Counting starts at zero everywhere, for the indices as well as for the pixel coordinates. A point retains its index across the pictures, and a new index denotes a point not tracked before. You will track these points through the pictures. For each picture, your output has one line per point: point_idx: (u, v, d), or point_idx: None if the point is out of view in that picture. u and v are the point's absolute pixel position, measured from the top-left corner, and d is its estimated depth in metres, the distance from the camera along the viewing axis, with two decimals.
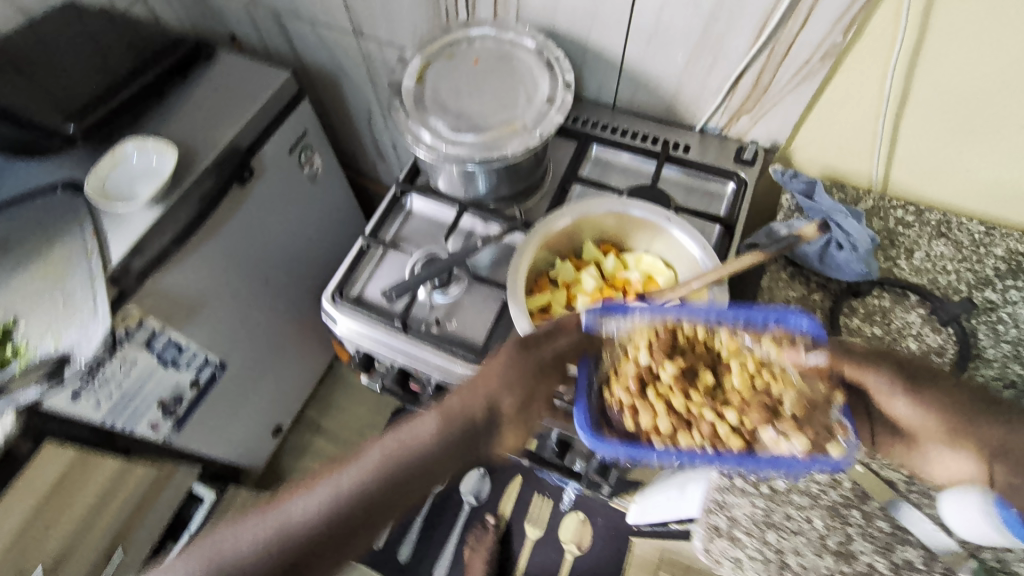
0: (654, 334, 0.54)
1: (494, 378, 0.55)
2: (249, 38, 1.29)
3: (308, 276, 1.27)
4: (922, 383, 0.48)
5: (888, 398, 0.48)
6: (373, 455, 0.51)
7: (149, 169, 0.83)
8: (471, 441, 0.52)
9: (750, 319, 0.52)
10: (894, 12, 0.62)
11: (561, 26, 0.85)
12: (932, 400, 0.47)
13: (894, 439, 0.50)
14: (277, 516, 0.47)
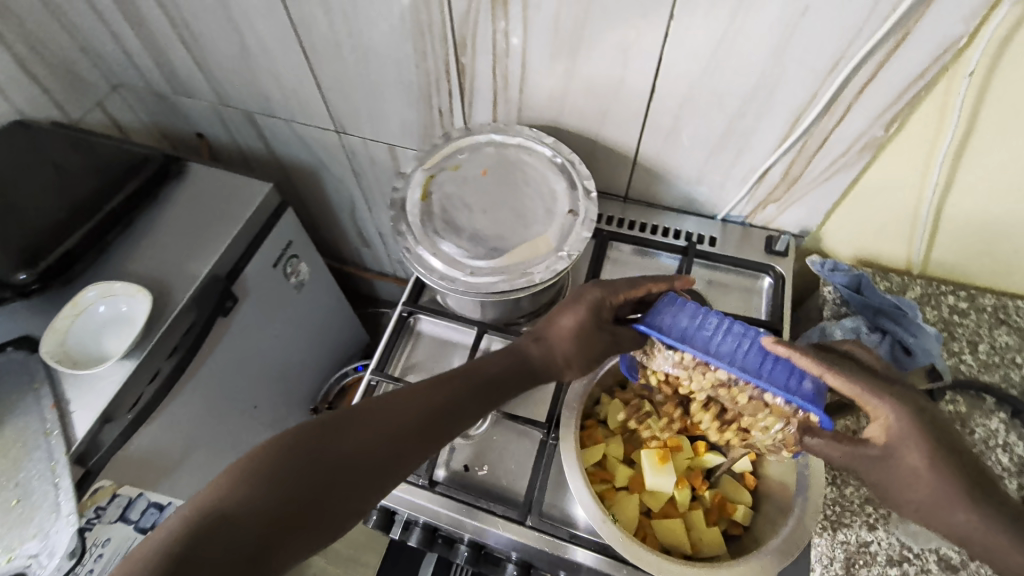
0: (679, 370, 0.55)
1: (509, 351, 0.59)
2: (219, 136, 1.20)
3: (297, 387, 1.16)
4: (909, 470, 0.46)
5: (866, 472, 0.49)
6: (370, 413, 0.51)
7: (119, 317, 0.75)
8: (458, 421, 0.54)
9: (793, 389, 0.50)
10: (940, 109, 0.59)
11: (567, 125, 0.79)
12: (909, 483, 0.46)
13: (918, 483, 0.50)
14: (279, 462, 0.47)
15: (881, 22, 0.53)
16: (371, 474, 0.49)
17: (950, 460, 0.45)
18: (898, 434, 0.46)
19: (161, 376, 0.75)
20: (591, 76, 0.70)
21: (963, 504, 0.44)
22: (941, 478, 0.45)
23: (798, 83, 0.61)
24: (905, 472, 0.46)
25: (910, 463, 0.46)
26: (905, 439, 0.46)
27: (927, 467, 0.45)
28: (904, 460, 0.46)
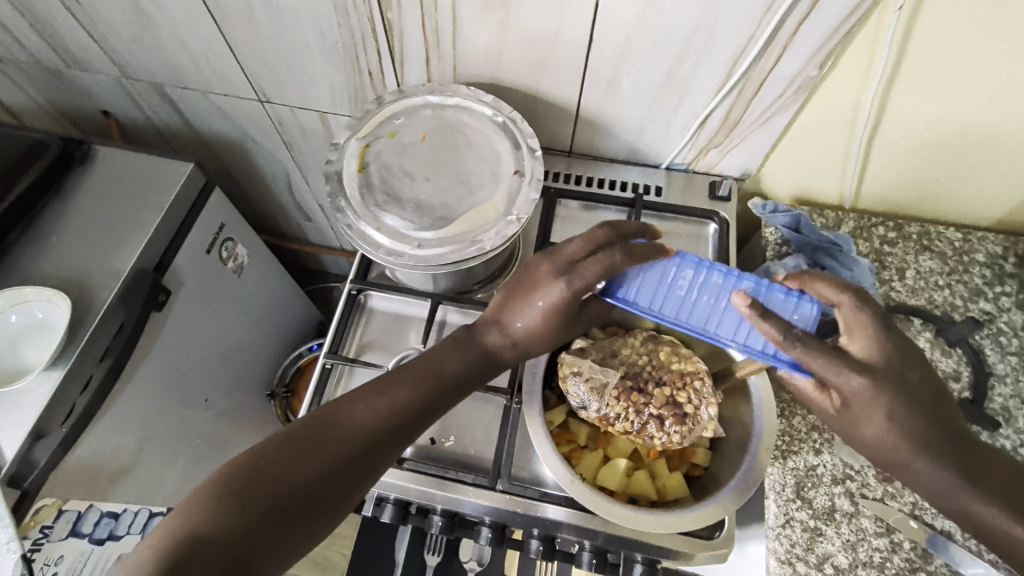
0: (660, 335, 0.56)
1: (470, 338, 0.57)
2: (128, 114, 1.09)
3: (248, 375, 1.11)
4: (875, 434, 0.45)
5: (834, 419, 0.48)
6: (338, 422, 0.50)
7: (36, 325, 0.69)
8: (427, 416, 0.54)
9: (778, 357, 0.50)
10: (872, 44, 0.60)
11: (506, 80, 0.75)
12: (875, 441, 0.45)
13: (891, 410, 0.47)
14: (253, 480, 0.45)
15: None
16: (343, 481, 0.48)
17: (914, 421, 0.44)
18: (861, 405, 0.44)
19: (95, 385, 0.70)
20: (527, 27, 0.67)
21: (921, 462, 0.45)
22: (905, 442, 0.44)
23: (734, 27, 0.61)
24: (872, 434, 0.45)
25: (874, 427, 0.45)
26: (869, 408, 0.44)
27: (892, 432, 0.44)
28: (870, 424, 0.45)
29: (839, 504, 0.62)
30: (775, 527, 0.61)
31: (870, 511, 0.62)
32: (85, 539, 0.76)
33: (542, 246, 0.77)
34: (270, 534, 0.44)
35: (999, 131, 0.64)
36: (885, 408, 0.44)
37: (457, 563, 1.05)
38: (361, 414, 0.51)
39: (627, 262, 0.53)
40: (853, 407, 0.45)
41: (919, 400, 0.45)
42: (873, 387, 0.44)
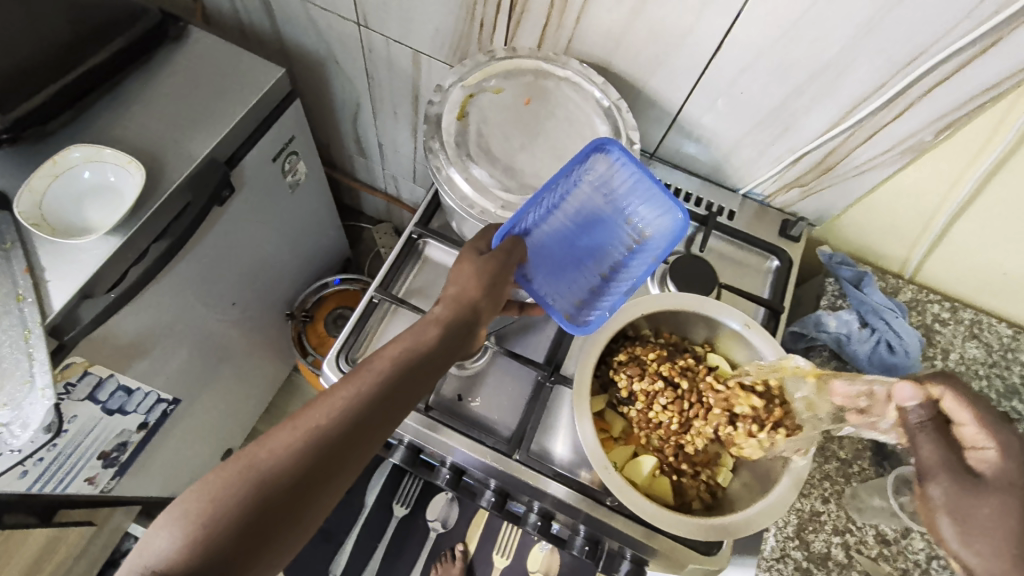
0: (550, 246, 0.64)
1: (435, 318, 0.55)
2: (217, 2, 1.07)
3: (273, 290, 1.12)
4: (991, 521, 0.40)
5: (934, 512, 0.43)
6: (312, 410, 0.45)
7: (105, 188, 0.70)
8: (412, 393, 0.50)
9: (626, 220, 0.63)
10: (997, 124, 0.60)
11: (617, 68, 0.75)
12: (972, 522, 0.41)
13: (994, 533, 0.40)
14: (236, 477, 0.41)
15: (972, 27, 0.53)
16: (307, 494, 0.43)
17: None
18: (999, 480, 0.41)
19: (148, 260, 0.72)
20: (658, 19, 0.66)
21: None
22: None
23: (865, 73, 0.61)
24: (996, 528, 0.40)
25: (1007, 519, 0.40)
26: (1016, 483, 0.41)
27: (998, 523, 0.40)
28: (993, 511, 0.41)
29: (833, 554, 0.64)
30: (768, 559, 0.63)
31: (861, 568, 0.63)
32: (99, 405, 0.78)
33: None
34: (272, 531, 0.41)
35: None
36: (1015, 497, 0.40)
37: (426, 518, 1.07)
38: (338, 399, 0.46)
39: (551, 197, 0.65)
40: (996, 479, 0.42)
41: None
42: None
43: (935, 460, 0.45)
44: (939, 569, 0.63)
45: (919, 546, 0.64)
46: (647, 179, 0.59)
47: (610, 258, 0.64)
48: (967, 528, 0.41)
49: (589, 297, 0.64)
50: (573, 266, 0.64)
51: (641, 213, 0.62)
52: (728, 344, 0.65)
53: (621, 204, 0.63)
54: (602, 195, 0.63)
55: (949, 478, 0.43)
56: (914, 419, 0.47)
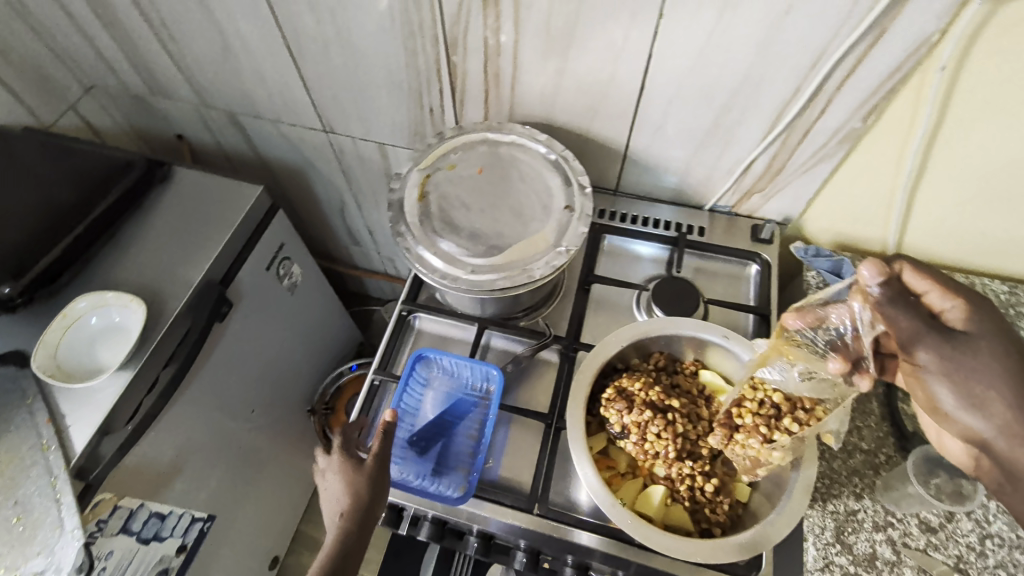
0: (420, 440, 0.70)
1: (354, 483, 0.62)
2: (200, 138, 1.18)
3: (291, 389, 1.15)
4: (974, 372, 0.42)
5: (924, 379, 0.43)
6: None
7: (113, 329, 0.76)
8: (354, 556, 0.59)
9: (458, 391, 0.73)
10: (915, 101, 0.62)
11: (559, 121, 0.80)
12: (969, 386, 0.42)
13: (978, 386, 0.41)
14: None
15: (858, 22, 0.57)
16: None
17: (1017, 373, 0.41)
18: (975, 347, 0.43)
19: (159, 388, 0.76)
20: (582, 75, 0.72)
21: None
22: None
23: (781, 81, 0.65)
24: (992, 386, 0.41)
25: (993, 376, 0.41)
26: (983, 336, 0.44)
27: (983, 389, 0.41)
28: (978, 362, 0.42)
29: (880, 552, 0.61)
30: (813, 570, 0.60)
31: (913, 562, 0.60)
32: (134, 536, 0.80)
33: (587, 279, 0.80)
34: None
35: None
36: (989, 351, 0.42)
37: None
38: None
39: (523, 256, 0.69)
40: (971, 335, 0.44)
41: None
42: (989, 323, 0.45)
43: (914, 330, 0.44)
44: (994, 548, 0.61)
45: (968, 528, 0.62)
46: (471, 363, 0.73)
47: (473, 427, 0.71)
48: (963, 388, 0.42)
49: (469, 467, 0.68)
50: (435, 451, 0.69)
51: (476, 379, 0.73)
52: (716, 357, 0.66)
53: (439, 381, 0.74)
54: (439, 385, 0.73)
55: (929, 341, 0.43)
56: (878, 300, 0.45)
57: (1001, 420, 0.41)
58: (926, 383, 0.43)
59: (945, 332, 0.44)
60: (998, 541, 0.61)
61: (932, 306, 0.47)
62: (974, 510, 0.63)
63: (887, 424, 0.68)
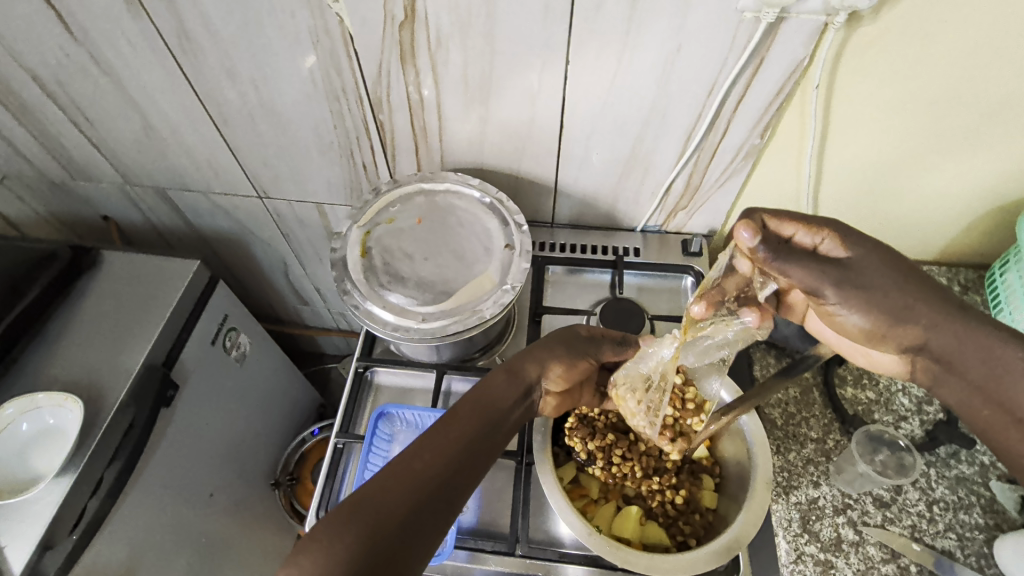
0: None
1: (471, 414, 0.53)
2: (128, 217, 1.15)
3: (252, 464, 1.10)
4: (875, 292, 0.47)
5: (841, 312, 0.49)
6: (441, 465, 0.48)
7: (46, 431, 0.71)
8: (441, 510, 0.46)
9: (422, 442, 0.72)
10: (802, 115, 0.69)
11: (489, 164, 0.84)
12: (878, 305, 0.47)
13: (886, 300, 0.47)
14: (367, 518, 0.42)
15: (740, 53, 0.64)
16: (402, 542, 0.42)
17: (905, 276, 0.47)
18: (862, 266, 0.48)
19: (104, 488, 0.72)
20: (504, 120, 0.76)
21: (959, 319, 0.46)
22: (930, 310, 0.47)
23: (683, 109, 0.71)
24: (893, 297, 0.47)
25: (888, 287, 0.47)
26: (864, 255, 0.48)
27: (890, 299, 0.47)
28: (874, 280, 0.47)
29: (844, 535, 0.64)
30: (788, 564, 0.62)
31: (874, 538, 0.64)
32: None
33: (537, 311, 0.82)
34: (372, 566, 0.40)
35: (929, 164, 0.72)
36: (877, 265, 0.48)
37: None
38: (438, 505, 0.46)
39: (472, 299, 0.71)
40: (854, 261, 0.48)
41: (914, 279, 0.48)
42: (859, 241, 0.49)
43: (813, 274, 0.47)
44: (941, 513, 0.65)
45: (916, 498, 0.66)
46: (436, 414, 0.72)
47: None
48: (871, 306, 0.47)
49: None
50: None
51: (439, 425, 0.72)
52: None
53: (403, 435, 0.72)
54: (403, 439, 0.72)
55: (831, 277, 0.47)
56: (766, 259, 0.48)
57: (917, 325, 0.47)
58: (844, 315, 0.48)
59: (836, 263, 0.48)
60: (944, 505, 0.66)
61: (806, 243, 0.50)
62: (919, 480, 0.67)
63: (830, 411, 0.72)
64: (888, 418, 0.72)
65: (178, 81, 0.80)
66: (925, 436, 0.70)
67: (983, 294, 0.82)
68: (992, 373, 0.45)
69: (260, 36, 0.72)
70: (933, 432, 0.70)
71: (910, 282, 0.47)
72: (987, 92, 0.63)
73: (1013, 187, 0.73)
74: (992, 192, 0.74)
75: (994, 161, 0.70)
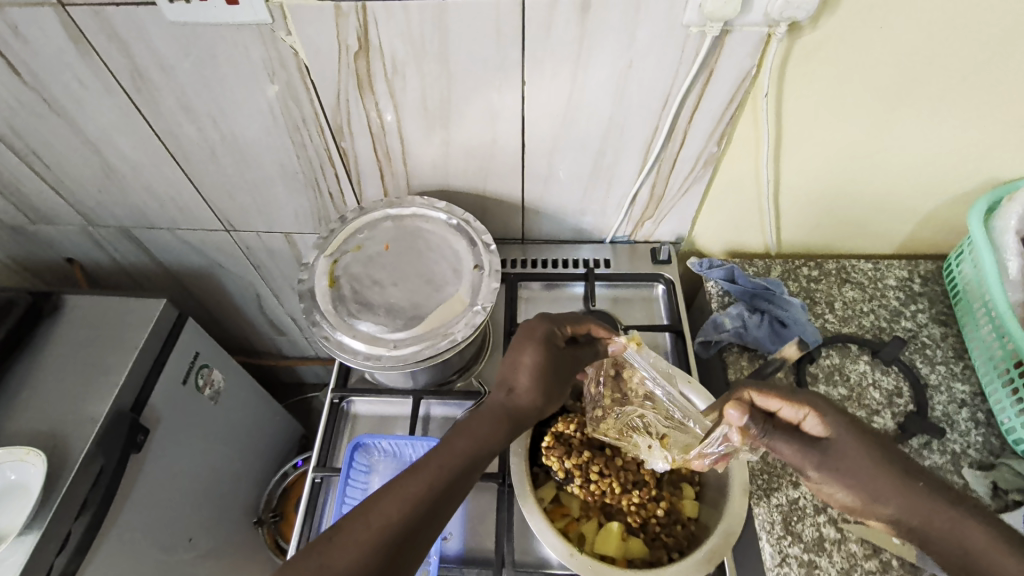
0: None
1: (446, 450, 0.54)
2: (92, 258, 1.13)
3: (234, 502, 1.07)
4: (855, 476, 0.48)
5: (828, 490, 0.49)
6: (411, 512, 0.48)
7: (9, 488, 0.68)
8: (407, 553, 0.47)
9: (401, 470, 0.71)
10: (754, 123, 0.71)
11: (455, 186, 0.84)
12: (858, 487, 0.47)
13: (863, 484, 0.47)
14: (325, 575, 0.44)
15: (689, 67, 0.65)
16: None
17: (880, 459, 0.47)
18: (842, 448, 0.48)
19: (72, 543, 0.70)
20: (466, 142, 0.77)
21: (938, 497, 0.45)
22: (908, 492, 0.46)
23: (640, 122, 0.72)
24: (872, 481, 0.47)
25: (867, 470, 0.47)
26: (845, 438, 0.49)
27: (869, 484, 0.47)
28: (851, 465, 0.48)
29: (826, 533, 0.65)
30: (773, 568, 0.63)
31: (856, 535, 0.64)
32: None
33: (511, 328, 0.82)
34: None
35: (881, 162, 0.74)
36: (859, 447, 0.48)
37: None
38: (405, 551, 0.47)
39: (443, 322, 0.70)
40: (834, 443, 0.49)
41: (896, 463, 0.47)
42: (842, 420, 0.49)
43: (798, 455, 0.50)
44: None
45: None
46: (413, 441, 0.71)
47: None
48: (853, 491, 0.48)
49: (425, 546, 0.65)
50: None
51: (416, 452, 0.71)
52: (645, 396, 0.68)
53: (381, 464, 0.71)
54: (381, 468, 0.71)
55: (812, 463, 0.49)
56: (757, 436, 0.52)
57: (897, 509, 0.46)
58: (829, 493, 0.49)
59: (818, 445, 0.49)
60: None
61: (791, 417, 0.52)
62: None
63: None
64: (861, 412, 0.73)
65: (135, 121, 0.79)
66: (897, 428, 0.71)
67: (942, 284, 0.84)
68: (967, 537, 0.44)
69: (215, 72, 0.71)
70: (904, 424, 0.71)
71: (892, 466, 0.47)
72: (926, 91, 0.66)
73: (960, 178, 0.76)
74: (941, 185, 0.77)
75: (940, 155, 0.73)
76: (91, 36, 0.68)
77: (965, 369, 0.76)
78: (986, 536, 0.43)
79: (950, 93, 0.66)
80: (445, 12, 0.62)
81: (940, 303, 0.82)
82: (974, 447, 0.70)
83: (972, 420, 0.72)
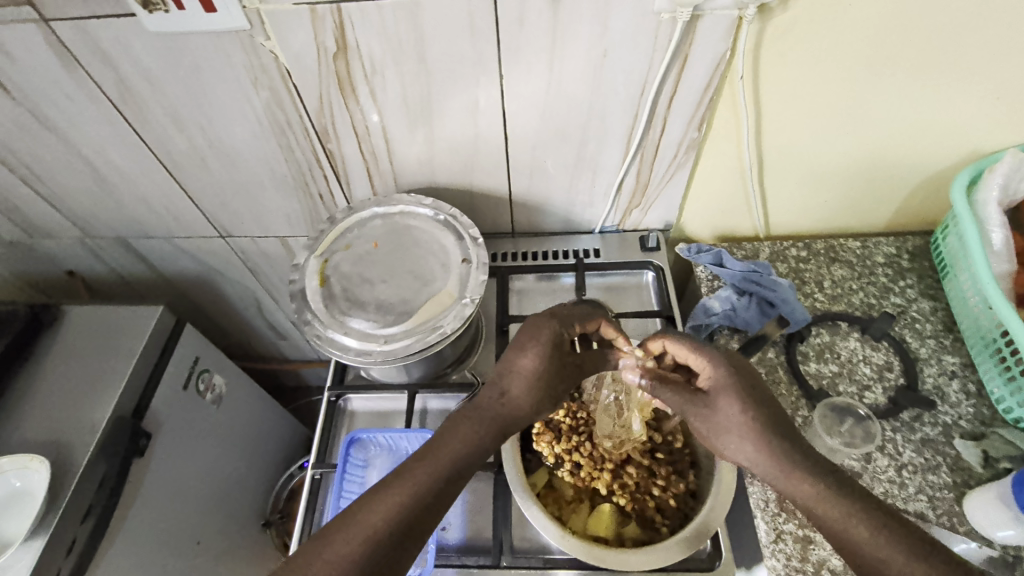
0: None
1: (430, 459, 0.51)
2: (91, 270, 1.14)
3: (240, 505, 1.09)
4: (727, 418, 0.52)
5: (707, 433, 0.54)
6: (390, 522, 0.47)
7: (14, 495, 0.70)
8: (391, 564, 0.46)
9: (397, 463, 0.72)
10: (733, 106, 0.72)
11: (442, 182, 0.85)
12: (725, 427, 0.52)
13: (731, 424, 0.52)
14: None
15: (664, 53, 0.66)
16: None
17: (752, 409, 0.52)
18: (721, 395, 0.53)
19: (78, 547, 0.71)
20: (450, 138, 0.78)
21: (807, 459, 0.48)
22: (770, 442, 0.50)
23: (620, 110, 0.73)
24: (740, 425, 0.51)
25: (737, 416, 0.52)
26: (725, 387, 0.53)
27: (737, 424, 0.52)
28: (727, 409, 0.53)
29: None
30: (768, 544, 0.63)
31: None
32: None
33: (504, 321, 0.83)
34: None
35: (862, 140, 0.74)
36: (732, 393, 0.53)
37: None
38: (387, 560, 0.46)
39: (433, 315, 0.71)
40: (715, 391, 0.54)
41: (768, 417, 0.51)
42: (731, 375, 0.54)
43: (682, 399, 0.56)
44: (911, 476, 0.66)
45: (887, 465, 0.67)
46: (408, 434, 0.72)
47: None
48: (725, 433, 0.52)
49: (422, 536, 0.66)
50: None
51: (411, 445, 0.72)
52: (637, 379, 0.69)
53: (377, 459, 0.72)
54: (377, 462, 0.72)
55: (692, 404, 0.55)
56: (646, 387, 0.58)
57: (753, 451, 0.51)
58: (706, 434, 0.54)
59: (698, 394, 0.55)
60: (913, 468, 0.67)
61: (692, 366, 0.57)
62: (887, 445, 0.69)
63: (796, 386, 0.73)
64: (851, 387, 0.74)
65: (124, 132, 0.81)
66: (888, 402, 0.72)
67: (931, 259, 0.85)
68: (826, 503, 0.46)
69: (200, 80, 0.72)
70: (895, 398, 0.72)
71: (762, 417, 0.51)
72: (900, 66, 0.66)
73: (943, 152, 0.76)
74: (925, 160, 0.77)
75: (920, 130, 0.73)
76: (75, 50, 0.69)
77: (955, 341, 0.77)
78: (851, 511, 0.45)
79: (925, 67, 0.66)
80: (419, 8, 0.62)
81: (928, 278, 0.83)
82: (966, 418, 0.70)
83: (963, 391, 0.72)
